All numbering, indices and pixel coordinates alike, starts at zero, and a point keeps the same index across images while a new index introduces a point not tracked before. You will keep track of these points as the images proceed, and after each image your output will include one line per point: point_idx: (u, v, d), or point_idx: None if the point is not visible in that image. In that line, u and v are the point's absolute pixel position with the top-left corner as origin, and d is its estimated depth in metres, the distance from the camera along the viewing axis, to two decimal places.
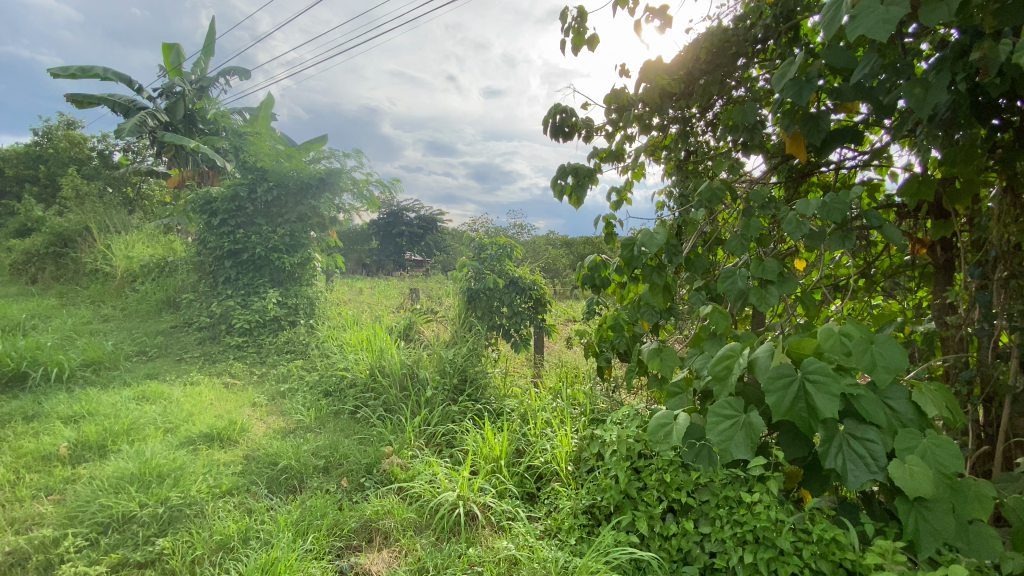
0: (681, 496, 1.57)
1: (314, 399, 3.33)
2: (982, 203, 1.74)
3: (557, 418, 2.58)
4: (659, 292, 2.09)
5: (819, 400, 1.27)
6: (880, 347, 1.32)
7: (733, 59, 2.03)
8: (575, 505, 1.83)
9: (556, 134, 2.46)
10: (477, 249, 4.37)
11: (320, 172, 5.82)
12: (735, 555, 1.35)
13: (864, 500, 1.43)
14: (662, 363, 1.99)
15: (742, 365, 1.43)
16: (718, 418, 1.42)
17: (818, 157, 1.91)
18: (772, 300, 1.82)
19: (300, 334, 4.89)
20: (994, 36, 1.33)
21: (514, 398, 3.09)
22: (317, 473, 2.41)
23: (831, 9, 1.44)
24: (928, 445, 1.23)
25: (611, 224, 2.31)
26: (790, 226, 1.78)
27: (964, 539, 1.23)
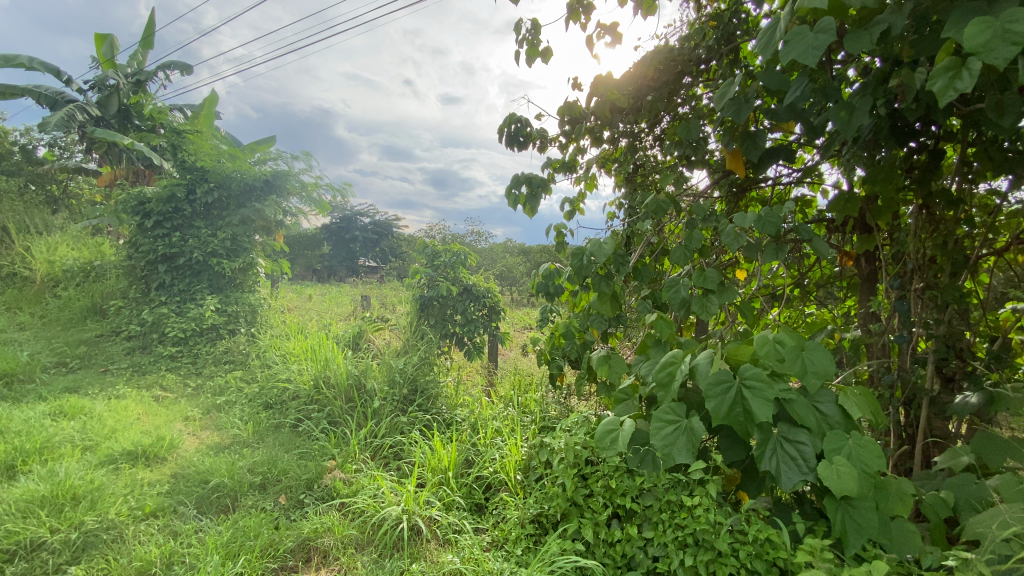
0: (626, 502, 1.58)
1: (253, 412, 3.17)
2: (901, 220, 1.88)
3: (507, 427, 2.58)
4: (607, 300, 2.13)
5: (754, 404, 1.33)
6: (810, 353, 1.39)
7: (679, 77, 2.11)
8: (522, 515, 1.81)
9: (511, 143, 2.48)
10: (431, 256, 4.32)
11: (265, 175, 5.55)
12: (676, 559, 1.37)
13: (797, 501, 1.50)
14: (611, 370, 2.01)
15: (684, 372, 1.49)
16: (661, 423, 1.47)
17: (757, 173, 2.02)
18: (712, 309, 1.90)
19: (240, 343, 4.66)
20: (911, 65, 1.45)
21: (466, 407, 3.06)
22: (252, 491, 2.29)
23: (766, 34, 1.54)
24: (853, 446, 1.31)
25: (563, 233, 2.33)
26: (729, 238, 1.87)
27: (887, 536, 1.31)
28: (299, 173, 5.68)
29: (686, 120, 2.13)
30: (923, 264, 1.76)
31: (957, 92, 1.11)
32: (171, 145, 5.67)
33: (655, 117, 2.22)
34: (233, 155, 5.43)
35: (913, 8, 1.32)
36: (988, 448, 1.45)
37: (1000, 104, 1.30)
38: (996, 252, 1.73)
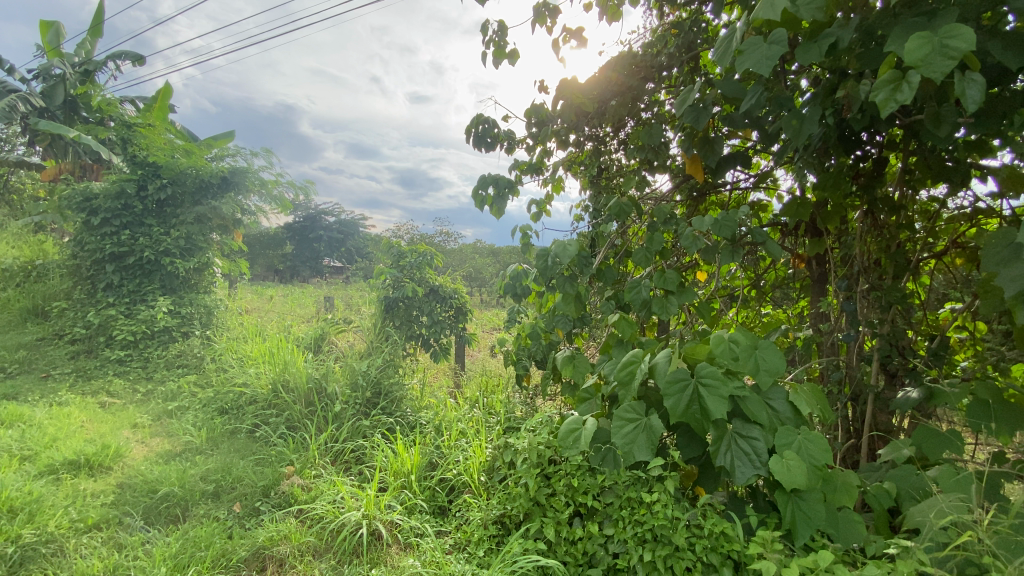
0: (587, 500, 1.58)
1: (207, 417, 3.05)
2: (848, 224, 1.98)
3: (472, 428, 2.58)
4: (571, 301, 2.16)
5: (710, 402, 1.37)
6: (763, 352, 1.45)
7: (643, 83, 2.16)
8: (484, 516, 1.81)
9: (478, 144, 2.47)
10: (396, 256, 4.26)
11: (223, 172, 5.36)
12: (635, 555, 1.39)
13: (751, 495, 1.55)
14: (575, 370, 2.04)
15: (644, 371, 1.52)
16: (622, 421, 1.50)
17: (715, 178, 2.09)
18: (672, 309, 1.96)
19: (194, 346, 4.48)
20: (857, 77, 1.53)
21: (431, 409, 3.03)
22: (204, 499, 2.20)
23: (723, 42, 1.60)
24: (803, 441, 1.37)
25: (528, 235, 2.35)
26: (688, 241, 1.92)
27: (834, 526, 1.37)
28: (258, 171, 5.60)
29: (648, 124, 2.18)
30: (868, 266, 1.86)
31: (897, 103, 1.18)
32: (120, 139, 5.40)
33: (619, 121, 2.26)
34: (188, 150, 5.23)
35: (860, 22, 1.40)
36: (927, 441, 1.53)
37: (937, 116, 1.38)
38: (935, 255, 1.84)
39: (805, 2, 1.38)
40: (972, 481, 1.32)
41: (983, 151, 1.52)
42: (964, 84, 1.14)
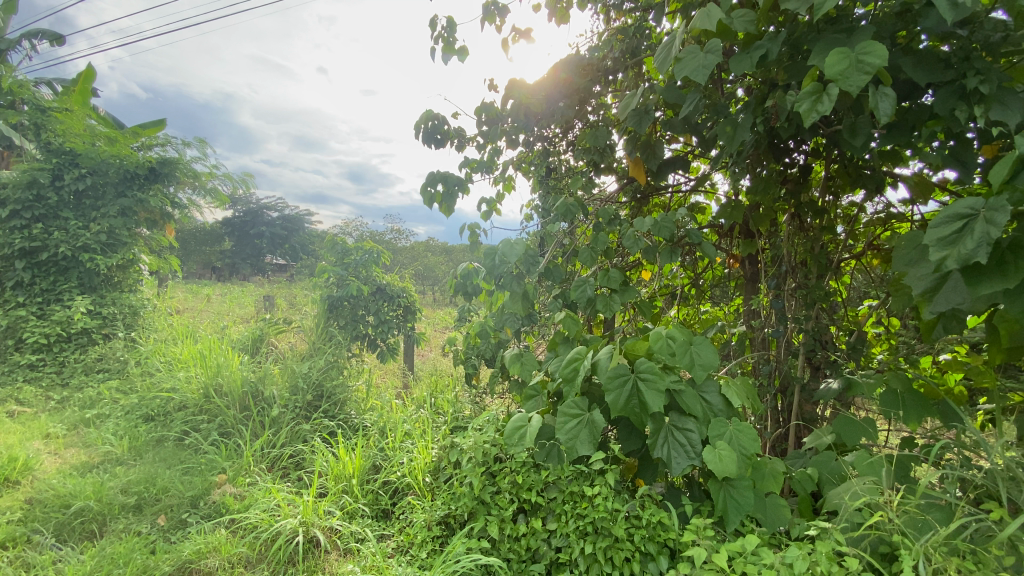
0: (531, 496, 1.59)
1: (130, 425, 2.83)
2: (778, 226, 2.10)
3: (417, 429, 2.54)
4: (519, 299, 2.18)
5: (648, 395, 1.43)
6: (698, 347, 1.52)
7: (590, 85, 2.21)
8: (428, 517, 1.78)
9: (428, 140, 2.44)
10: (340, 254, 4.14)
11: (150, 162, 5.03)
12: (577, 548, 1.42)
13: (688, 485, 1.62)
14: (522, 367, 2.05)
15: (587, 367, 1.56)
16: (566, 417, 1.54)
17: (657, 181, 2.17)
18: (616, 307, 2.02)
19: (116, 349, 4.17)
20: (785, 88, 1.64)
21: (376, 411, 2.98)
22: (125, 513, 2.06)
23: (664, 48, 1.65)
24: (734, 432, 1.44)
25: (476, 233, 2.34)
26: (631, 241, 1.98)
27: (762, 512, 1.45)
28: (189, 162, 5.34)
29: (594, 126, 2.22)
30: (795, 266, 1.98)
31: (819, 113, 1.28)
32: (31, 124, 4.94)
33: (568, 122, 2.28)
34: (111, 138, 4.86)
35: (788, 36, 1.49)
36: (846, 429, 1.65)
37: (853, 127, 1.50)
38: (854, 256, 1.98)
39: (738, 15, 1.46)
40: (883, 465, 1.44)
41: (895, 161, 1.65)
42: (877, 97, 1.26)
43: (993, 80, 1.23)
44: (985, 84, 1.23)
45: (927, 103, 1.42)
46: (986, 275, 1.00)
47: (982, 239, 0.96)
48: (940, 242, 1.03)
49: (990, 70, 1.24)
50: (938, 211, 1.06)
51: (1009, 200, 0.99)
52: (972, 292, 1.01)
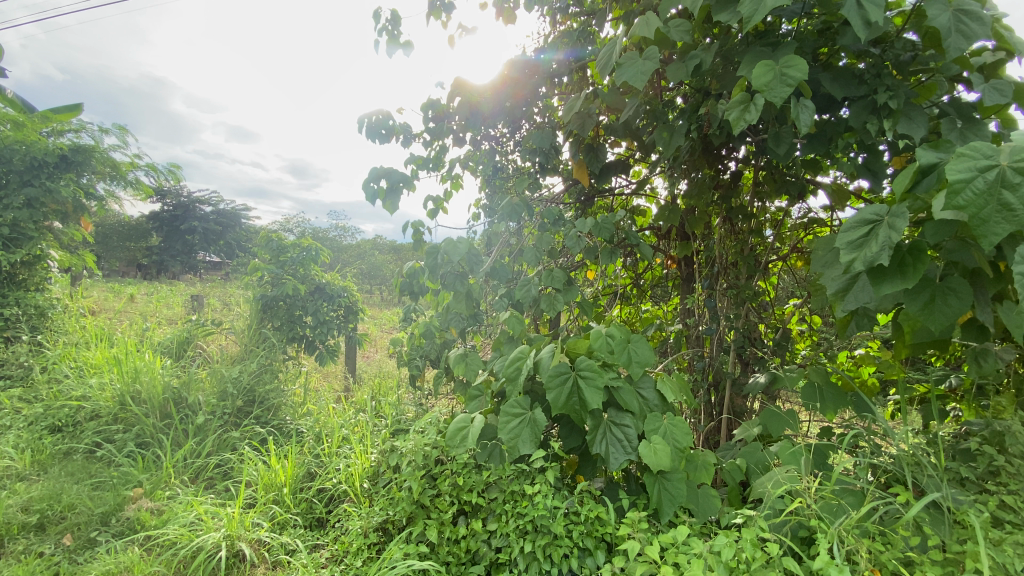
0: (471, 497, 1.57)
1: (32, 437, 2.57)
2: (712, 228, 2.20)
3: (356, 433, 2.47)
4: (462, 299, 2.17)
5: (587, 393, 1.46)
6: (635, 344, 1.57)
7: (537, 87, 2.22)
8: (365, 524, 1.73)
9: (371, 135, 2.37)
10: (276, 251, 3.96)
11: (61, 149, 4.61)
12: (516, 547, 1.41)
13: (626, 479, 1.66)
14: (467, 367, 2.03)
15: (529, 366, 1.57)
16: (508, 416, 1.54)
17: (600, 183, 2.22)
18: (559, 307, 2.05)
19: (17, 354, 3.78)
20: (718, 97, 1.72)
21: (312, 416, 2.87)
22: (23, 534, 1.87)
23: (605, 52, 1.69)
24: (668, 426, 1.50)
25: (420, 231, 2.30)
26: (573, 242, 2.02)
27: (695, 502, 1.51)
28: (107, 150, 4.94)
29: (540, 128, 2.24)
30: (726, 267, 2.08)
31: (746, 122, 1.35)
32: None
33: (515, 121, 2.28)
34: (15, 122, 4.42)
35: (721, 47, 1.57)
36: (772, 421, 1.75)
37: (778, 135, 1.59)
38: (780, 258, 2.10)
39: (675, 25, 1.52)
40: (803, 454, 1.53)
41: (815, 169, 1.77)
42: (799, 109, 1.33)
43: (901, 96, 1.34)
44: (894, 99, 1.34)
45: (843, 117, 1.52)
46: (887, 276, 1.09)
47: (884, 244, 1.03)
48: (849, 245, 1.11)
49: (898, 86, 1.34)
50: (849, 216, 1.14)
51: (909, 207, 1.08)
52: (876, 291, 1.09)
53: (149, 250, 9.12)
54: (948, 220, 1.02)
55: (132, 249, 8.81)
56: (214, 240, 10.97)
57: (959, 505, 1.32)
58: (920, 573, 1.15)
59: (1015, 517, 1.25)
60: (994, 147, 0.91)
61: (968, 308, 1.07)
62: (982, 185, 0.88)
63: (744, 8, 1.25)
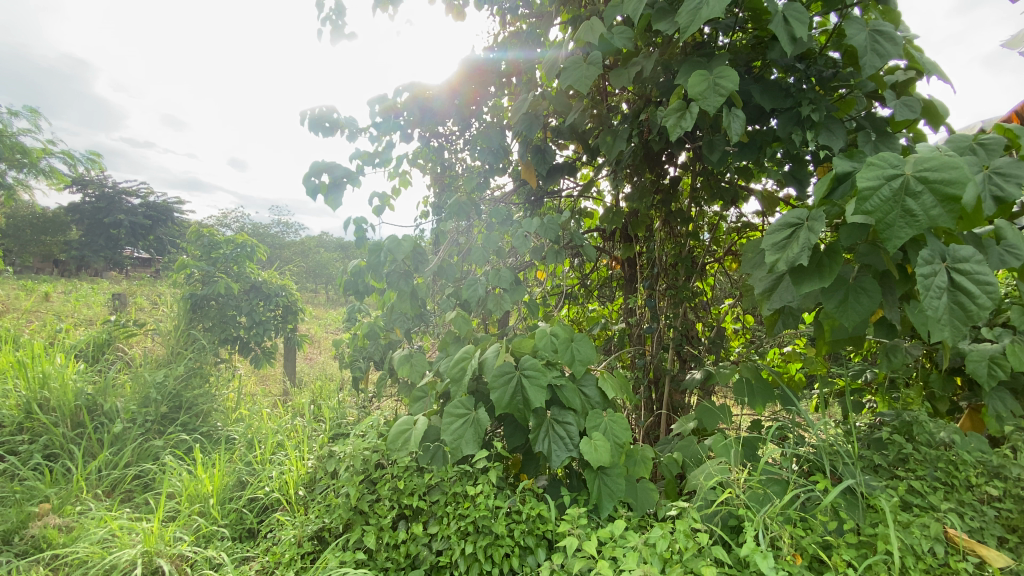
0: (412, 501, 1.54)
1: None
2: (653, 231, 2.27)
3: (292, 439, 2.38)
4: (406, 298, 2.13)
5: (531, 391, 1.46)
6: (578, 343, 1.59)
7: (485, 86, 2.21)
8: (299, 533, 1.65)
9: (314, 128, 2.28)
10: (206, 247, 3.73)
11: None
12: (457, 549, 1.39)
13: (569, 477, 1.68)
14: (411, 368, 1.99)
15: (473, 366, 1.57)
16: (452, 418, 1.53)
17: (547, 184, 2.24)
18: (505, 307, 2.05)
19: None
20: (659, 104, 1.78)
21: (244, 423, 2.78)
22: None
23: (552, 54, 1.71)
24: (608, 422, 1.54)
25: (363, 228, 2.23)
26: (520, 242, 2.02)
27: (633, 496, 1.55)
28: (16, 134, 4.52)
29: (488, 127, 2.24)
30: (666, 268, 2.15)
31: (682, 129, 1.40)
32: None
33: (463, 119, 2.26)
34: None
35: (661, 55, 1.62)
36: (706, 415, 1.83)
37: (712, 142, 1.66)
38: (716, 260, 2.19)
39: (617, 32, 1.56)
40: (734, 446, 1.61)
41: (747, 176, 1.86)
42: (731, 118, 1.40)
43: (822, 109, 1.43)
44: (817, 112, 1.43)
45: (772, 127, 1.61)
46: (808, 276, 1.16)
47: (804, 245, 1.10)
48: (774, 247, 1.18)
49: (820, 100, 1.43)
50: (774, 219, 1.21)
51: (826, 213, 1.16)
52: (798, 291, 1.16)
53: (66, 245, 8.42)
54: (860, 224, 1.10)
55: (46, 243, 8.10)
56: (142, 236, 10.26)
57: (871, 490, 1.43)
58: (836, 555, 1.24)
59: (919, 499, 1.37)
60: (900, 158, 0.99)
61: (877, 305, 1.15)
62: (888, 193, 0.96)
63: (682, 18, 1.29)
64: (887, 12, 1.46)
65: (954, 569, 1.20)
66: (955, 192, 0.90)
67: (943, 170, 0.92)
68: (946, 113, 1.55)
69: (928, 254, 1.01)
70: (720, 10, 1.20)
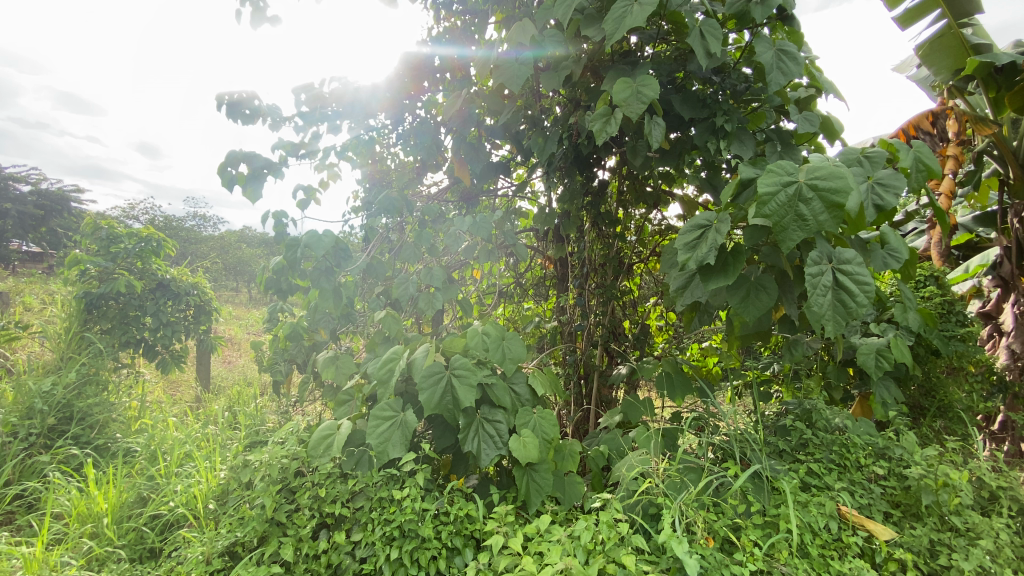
0: (335, 509, 1.48)
1: None
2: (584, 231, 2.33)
3: (202, 450, 2.23)
4: (330, 297, 2.06)
5: (461, 391, 1.46)
6: (509, 341, 1.60)
7: (419, 81, 2.16)
8: (208, 550, 1.54)
9: (233, 114, 2.14)
10: (104, 241, 3.38)
11: None
12: (382, 555, 1.35)
13: (498, 475, 1.68)
14: (337, 371, 1.92)
15: (401, 365, 1.54)
16: (378, 420, 1.49)
17: (480, 182, 2.24)
18: (437, 306, 2.03)
19: None
20: (588, 108, 1.82)
21: (148, 433, 2.55)
22: None
23: (484, 51, 1.71)
24: (537, 419, 1.57)
25: (284, 222, 2.12)
26: (452, 240, 2.00)
27: (561, 490, 1.59)
28: None
29: (421, 123, 2.20)
30: (595, 268, 2.21)
31: (608, 133, 1.45)
32: None
33: (396, 113, 2.21)
34: None
35: (590, 61, 1.67)
36: (631, 408, 1.91)
37: (635, 148, 1.73)
38: (642, 261, 2.29)
39: (548, 35, 1.59)
40: (655, 437, 1.69)
41: (670, 181, 1.96)
42: (653, 125, 1.47)
43: (735, 120, 1.53)
44: (729, 123, 1.53)
45: (690, 135, 1.70)
46: (716, 274, 1.23)
47: (712, 246, 1.18)
48: (686, 247, 1.25)
49: (733, 112, 1.53)
50: (687, 221, 1.28)
51: (732, 216, 1.24)
52: (707, 288, 1.23)
53: None
54: (761, 227, 1.18)
55: None
56: (32, 226, 9.19)
57: (776, 474, 1.55)
58: (744, 536, 1.33)
59: (816, 480, 1.50)
60: (795, 167, 1.08)
61: (775, 302, 1.25)
62: (784, 198, 1.04)
63: (608, 26, 1.33)
64: (792, 34, 1.59)
65: (845, 542, 1.33)
66: (839, 200, 0.99)
67: (830, 179, 1.02)
68: (841, 128, 1.71)
69: (817, 255, 1.11)
70: (643, 20, 1.25)
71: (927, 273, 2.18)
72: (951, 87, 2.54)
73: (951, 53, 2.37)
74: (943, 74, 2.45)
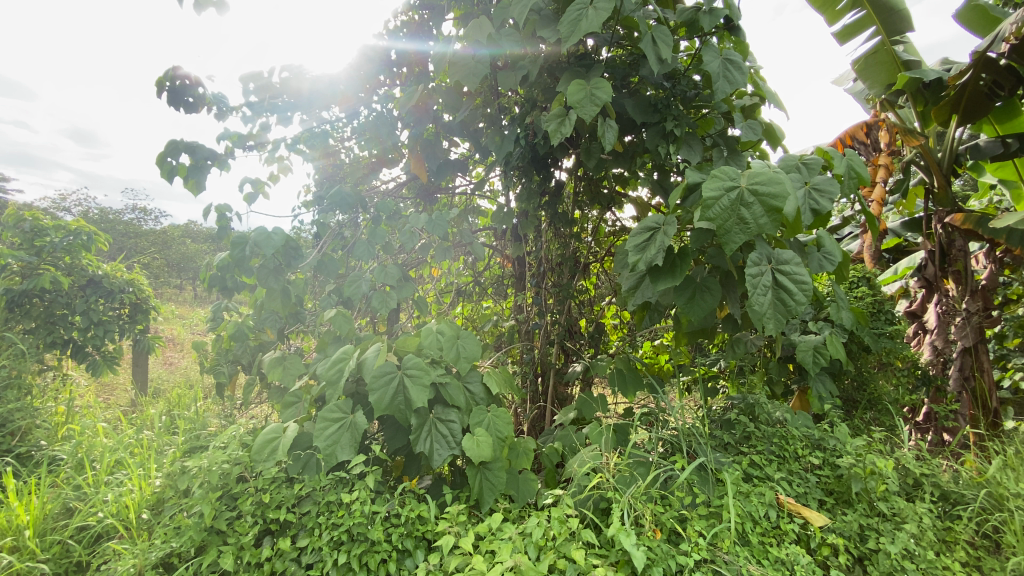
0: (279, 514, 1.43)
1: None
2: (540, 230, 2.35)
3: (137, 456, 2.10)
4: (278, 296, 1.99)
5: (414, 391, 1.44)
6: (463, 340, 1.60)
7: (374, 74, 2.11)
8: (140, 561, 1.46)
9: (174, 101, 2.03)
10: (28, 234, 3.13)
11: None
12: (329, 560, 1.31)
13: (452, 474, 1.67)
14: (284, 371, 1.85)
15: (352, 366, 1.50)
16: (327, 422, 1.46)
17: (437, 180, 2.22)
18: (392, 304, 1.99)
19: None
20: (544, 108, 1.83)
21: (76, 439, 2.39)
22: None
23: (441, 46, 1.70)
24: (491, 418, 1.57)
25: (229, 216, 2.03)
26: (406, 238, 1.98)
27: (514, 487, 1.60)
28: None
29: (376, 117, 2.15)
30: (551, 266, 2.23)
31: (562, 134, 1.47)
32: None
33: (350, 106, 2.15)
34: None
35: (547, 62, 1.68)
36: (585, 405, 1.94)
37: (589, 149, 1.76)
38: (597, 260, 2.32)
39: (505, 33, 1.59)
40: (606, 433, 1.72)
41: (624, 183, 1.99)
42: (606, 127, 1.50)
43: (684, 125, 1.58)
44: (679, 127, 1.57)
45: (642, 138, 1.74)
46: (664, 275, 1.27)
47: (660, 247, 1.21)
48: (636, 248, 1.28)
49: (682, 116, 1.58)
50: (637, 223, 1.31)
51: (680, 218, 1.28)
52: (655, 288, 1.27)
53: None
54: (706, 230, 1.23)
55: None
56: None
57: (720, 466, 1.61)
58: (689, 526, 1.38)
59: (758, 471, 1.57)
60: (738, 172, 1.12)
61: (718, 301, 1.30)
62: (727, 202, 1.08)
63: (563, 28, 1.35)
64: (738, 43, 1.66)
65: (782, 530, 1.41)
66: (777, 204, 1.04)
67: (770, 185, 1.07)
68: (783, 136, 1.80)
69: (757, 257, 1.16)
70: (597, 24, 1.27)
71: (860, 275, 2.33)
72: (883, 100, 2.71)
73: (884, 68, 2.54)
74: (876, 89, 2.61)
